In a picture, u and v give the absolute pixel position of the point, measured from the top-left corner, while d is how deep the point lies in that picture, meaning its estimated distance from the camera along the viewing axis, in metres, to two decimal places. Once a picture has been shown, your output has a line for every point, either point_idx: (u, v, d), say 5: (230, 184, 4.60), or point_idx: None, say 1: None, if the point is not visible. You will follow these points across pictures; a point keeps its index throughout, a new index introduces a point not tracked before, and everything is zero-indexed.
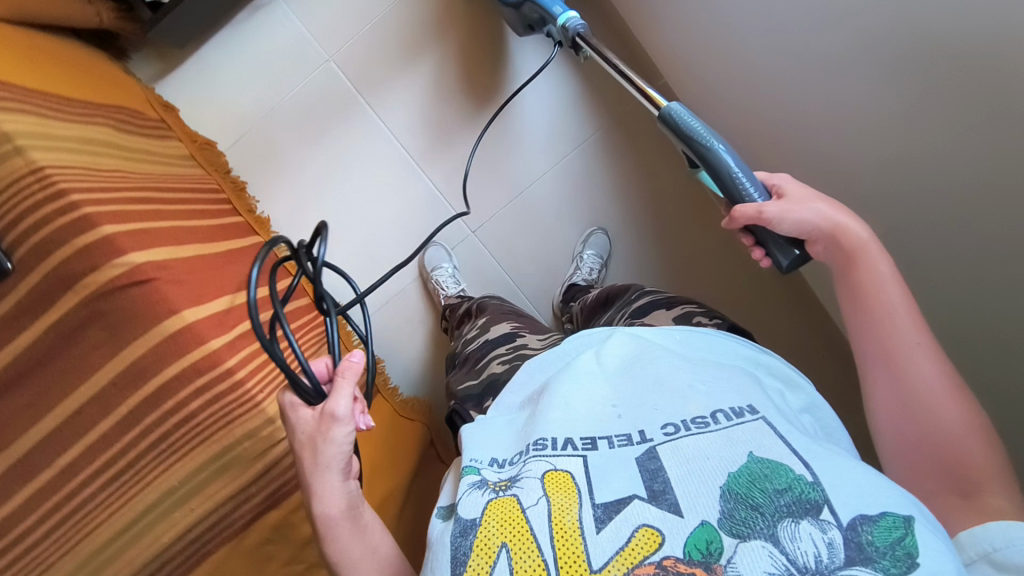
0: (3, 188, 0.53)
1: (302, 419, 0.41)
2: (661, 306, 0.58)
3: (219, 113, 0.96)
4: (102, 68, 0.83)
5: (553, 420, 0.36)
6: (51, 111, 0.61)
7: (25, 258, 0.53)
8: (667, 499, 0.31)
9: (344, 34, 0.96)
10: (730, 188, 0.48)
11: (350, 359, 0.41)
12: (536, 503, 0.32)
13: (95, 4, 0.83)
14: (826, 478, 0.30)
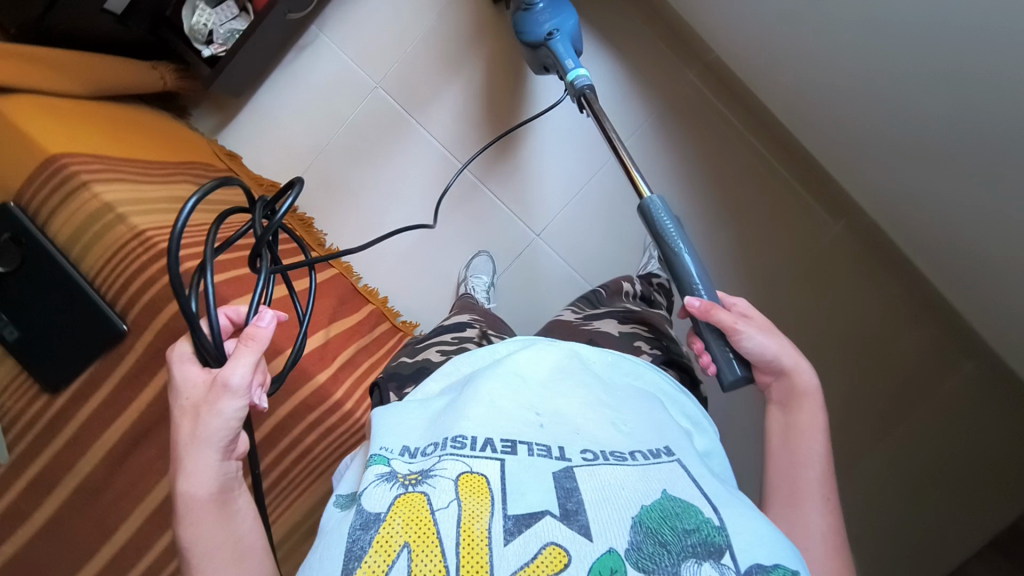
0: (115, 254, 0.72)
1: (193, 384, 0.46)
2: (614, 318, 0.69)
3: (282, 152, 1.15)
4: (176, 129, 1.01)
5: (480, 426, 0.41)
6: (141, 177, 0.82)
7: (136, 319, 0.73)
8: (578, 520, 0.35)
9: (383, 58, 1.14)
10: (687, 289, 0.58)
11: (258, 324, 0.46)
12: (447, 505, 0.35)
13: (158, 69, 0.98)
14: (731, 526, 0.35)
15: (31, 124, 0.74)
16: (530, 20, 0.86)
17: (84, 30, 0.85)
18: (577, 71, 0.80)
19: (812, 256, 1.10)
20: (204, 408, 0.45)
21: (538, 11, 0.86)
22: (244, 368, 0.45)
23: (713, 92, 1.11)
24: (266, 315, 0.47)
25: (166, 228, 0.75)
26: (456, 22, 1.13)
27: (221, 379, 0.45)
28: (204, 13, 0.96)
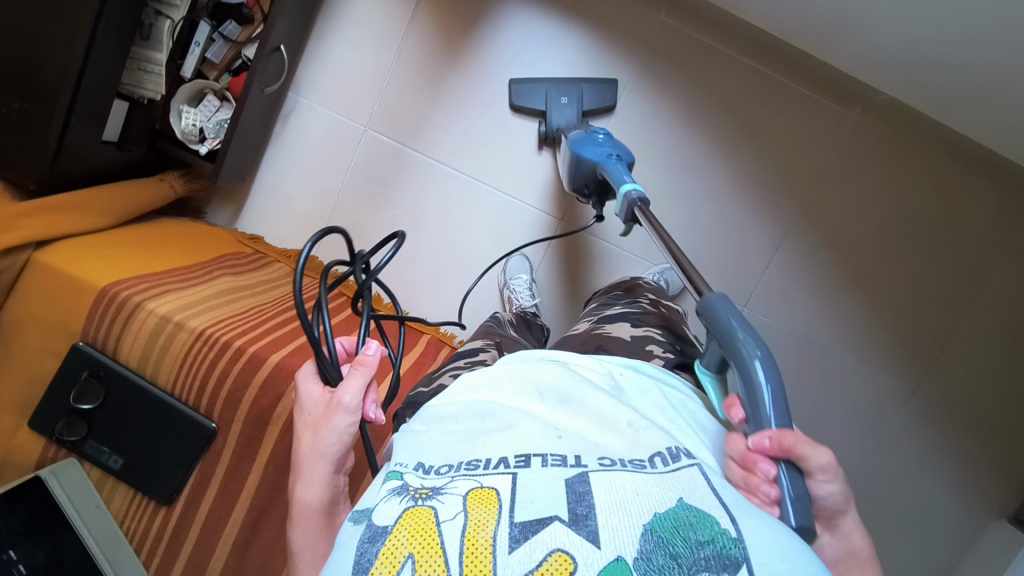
0: (183, 360, 0.77)
1: (315, 401, 0.53)
2: (628, 322, 0.83)
3: (298, 220, 1.19)
4: (199, 230, 1.07)
5: (498, 446, 0.41)
6: (184, 281, 0.86)
7: (221, 415, 0.78)
8: (587, 525, 0.34)
9: (364, 102, 1.15)
10: (760, 406, 0.43)
11: (367, 352, 0.52)
12: (453, 517, 0.35)
13: (166, 179, 1.04)
14: (749, 536, 0.33)
15: (78, 266, 0.78)
16: (592, 143, 0.93)
17: (93, 165, 0.90)
18: (627, 185, 0.80)
19: (835, 145, 1.19)
20: (321, 420, 0.51)
21: (600, 139, 0.94)
22: (354, 389, 0.50)
23: (687, 25, 1.15)
24: (374, 345, 0.52)
25: (223, 323, 0.80)
26: (418, 41, 1.14)
27: (336, 396, 0.51)
28: (189, 114, 1.02)
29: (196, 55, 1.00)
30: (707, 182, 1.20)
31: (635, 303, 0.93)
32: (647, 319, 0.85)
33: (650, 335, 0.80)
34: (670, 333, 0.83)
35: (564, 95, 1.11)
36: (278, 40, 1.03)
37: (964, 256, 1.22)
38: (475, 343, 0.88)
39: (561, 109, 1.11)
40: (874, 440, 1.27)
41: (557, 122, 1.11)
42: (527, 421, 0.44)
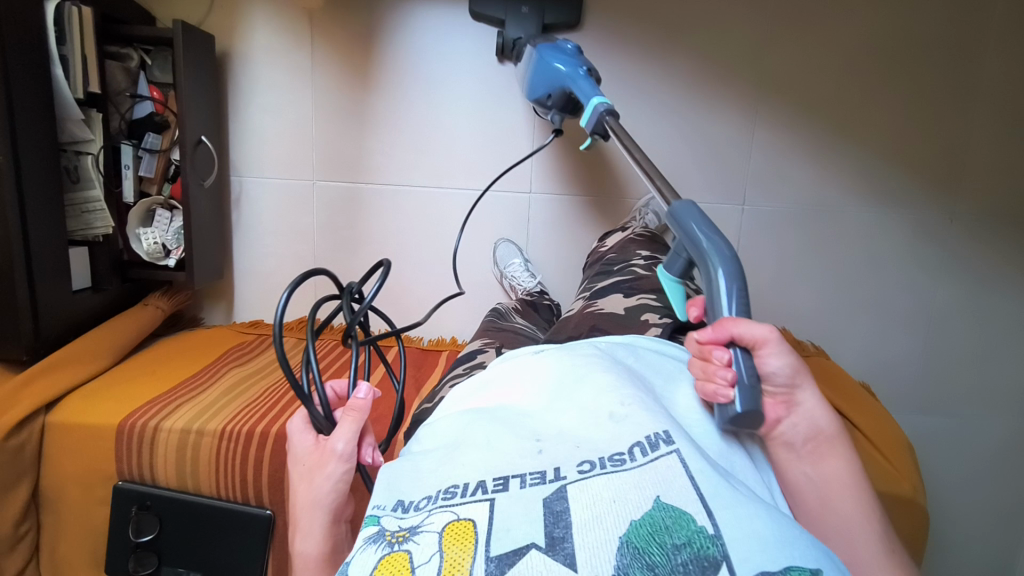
0: (216, 462, 0.78)
1: (306, 449, 0.54)
2: (619, 296, 0.81)
3: (288, 292, 1.20)
4: (197, 337, 1.09)
5: (474, 469, 0.41)
6: (193, 388, 0.87)
7: (273, 501, 0.78)
8: (563, 548, 0.34)
9: (303, 158, 1.15)
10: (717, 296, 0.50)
11: (358, 397, 0.52)
12: (428, 559, 0.36)
13: (151, 302, 1.06)
14: (727, 531, 0.34)
15: (89, 413, 0.79)
16: (559, 51, 0.90)
17: (74, 316, 0.92)
18: (594, 102, 0.79)
19: (770, 10, 1.12)
20: (314, 467, 0.53)
21: (566, 48, 0.90)
22: (347, 435, 0.52)
23: None
24: (366, 388, 0.53)
25: (240, 416, 0.80)
26: (326, 80, 1.13)
27: (330, 442, 0.52)
28: (148, 234, 1.04)
29: (131, 177, 1.02)
30: (658, 96, 1.15)
31: (634, 270, 0.89)
32: (640, 287, 0.83)
33: (645, 303, 0.77)
34: (665, 293, 0.80)
35: (524, 6, 1.06)
36: (197, 132, 1.03)
37: (947, 67, 1.14)
38: (474, 345, 0.86)
39: (519, 23, 1.06)
40: (922, 282, 1.23)
41: (514, 35, 1.06)
42: (507, 436, 0.44)
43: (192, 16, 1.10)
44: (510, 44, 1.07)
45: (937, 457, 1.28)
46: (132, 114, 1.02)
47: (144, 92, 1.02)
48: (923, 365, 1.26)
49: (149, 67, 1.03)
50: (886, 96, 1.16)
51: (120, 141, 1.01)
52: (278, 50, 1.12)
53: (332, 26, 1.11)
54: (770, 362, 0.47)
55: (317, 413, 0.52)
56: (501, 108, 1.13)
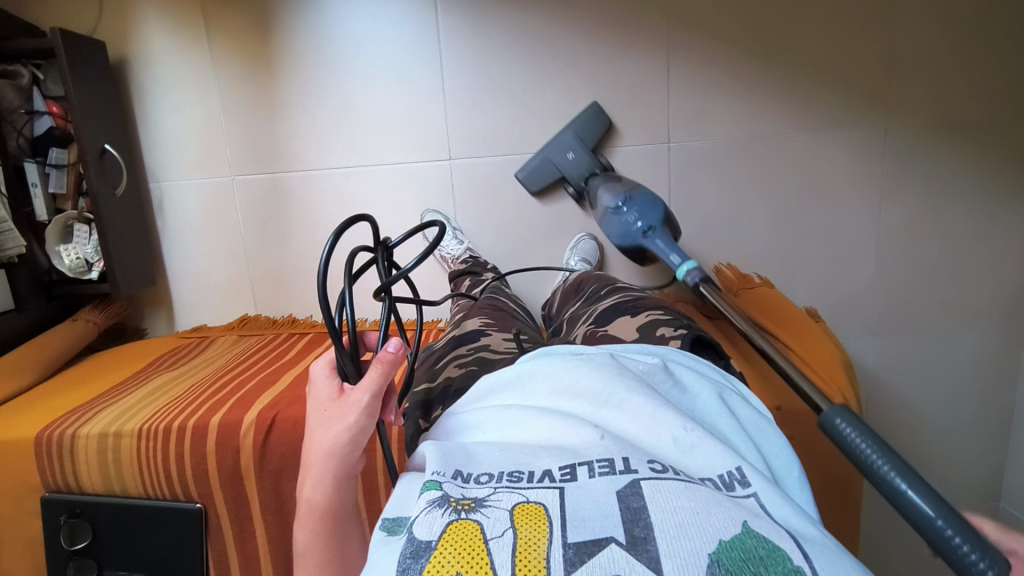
0: (138, 462, 0.78)
1: (324, 395, 0.48)
2: (626, 315, 0.80)
3: (224, 293, 1.20)
4: (135, 348, 1.09)
5: (541, 459, 0.40)
6: (135, 396, 0.86)
7: (201, 495, 0.78)
8: (648, 551, 0.31)
9: (219, 155, 1.14)
10: (945, 551, 0.33)
11: (387, 348, 0.46)
12: (501, 534, 0.33)
13: (80, 317, 1.06)
14: (825, 574, 0.30)
15: (7, 428, 0.80)
16: (623, 224, 0.94)
17: None
18: (684, 266, 0.79)
19: None
20: (334, 417, 0.46)
21: (625, 212, 0.94)
22: (371, 386, 0.45)
23: None
24: (394, 339, 0.46)
25: (157, 415, 0.80)
26: (230, 73, 1.11)
27: (354, 393, 0.46)
28: (68, 250, 1.04)
29: (42, 195, 1.02)
30: (566, 40, 1.11)
31: (628, 292, 0.90)
32: (643, 305, 0.82)
33: (655, 320, 0.75)
34: (670, 310, 0.80)
35: (569, 151, 1.10)
36: (99, 141, 1.01)
37: None
38: (474, 325, 0.87)
39: (573, 165, 1.10)
40: (870, 202, 1.20)
41: (579, 178, 1.10)
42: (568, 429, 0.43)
43: (84, 23, 1.08)
44: (576, 188, 1.11)
45: (898, 376, 1.27)
46: (32, 130, 1.01)
47: (41, 107, 1.01)
48: (877, 286, 1.24)
49: (42, 81, 1.01)
50: (807, 13, 1.12)
51: (23, 160, 1.00)
52: (175, 48, 1.10)
53: (224, 16, 1.08)
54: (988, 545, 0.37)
55: (345, 356, 0.47)
56: (405, 77, 1.11)
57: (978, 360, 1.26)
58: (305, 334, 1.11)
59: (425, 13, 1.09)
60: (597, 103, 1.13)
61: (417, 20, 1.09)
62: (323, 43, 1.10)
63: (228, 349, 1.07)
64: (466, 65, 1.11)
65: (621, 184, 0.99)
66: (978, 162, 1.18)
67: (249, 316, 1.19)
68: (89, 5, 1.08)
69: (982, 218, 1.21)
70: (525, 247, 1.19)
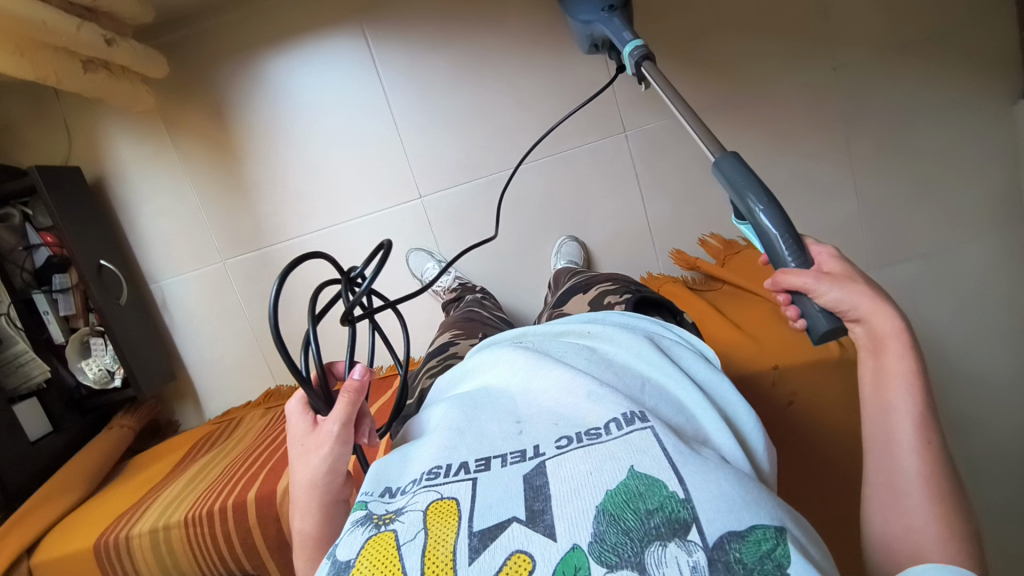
0: (191, 548, 0.83)
1: (299, 430, 0.51)
2: (580, 293, 0.81)
3: (243, 370, 1.25)
4: (169, 443, 1.14)
5: (459, 451, 0.41)
6: (178, 488, 0.91)
7: (257, 566, 0.83)
8: (545, 521, 0.35)
9: (206, 245, 1.19)
10: (774, 251, 0.49)
11: (352, 376, 0.48)
12: (414, 536, 0.36)
13: (115, 424, 1.12)
14: (697, 494, 0.34)
15: (66, 544, 0.85)
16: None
17: (42, 463, 0.99)
18: (632, 44, 0.75)
19: None
20: (311, 450, 0.49)
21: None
22: (340, 415, 0.48)
23: None
24: (359, 366, 0.49)
25: (198, 502, 0.84)
26: (195, 166, 1.17)
27: (327, 425, 0.49)
28: (89, 363, 1.10)
29: (55, 320, 1.09)
30: (505, 56, 1.14)
31: (585, 272, 0.91)
32: (595, 281, 0.84)
33: (604, 290, 0.78)
34: (619, 279, 0.81)
35: None
36: (95, 259, 1.08)
37: None
38: (443, 340, 0.91)
39: None
40: (834, 140, 1.21)
41: None
42: (488, 415, 0.45)
43: (57, 154, 1.15)
44: None
45: (908, 302, 1.25)
46: (34, 263, 1.07)
47: (37, 240, 1.07)
48: (862, 220, 1.23)
49: (33, 216, 1.08)
50: None
51: (31, 292, 1.07)
52: (143, 156, 1.16)
53: (180, 117, 1.15)
54: (825, 294, 0.45)
55: (315, 393, 0.50)
56: (360, 130, 1.16)
57: (983, 269, 1.24)
58: None
59: (364, 65, 1.14)
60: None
61: (357, 74, 1.14)
62: (276, 118, 1.15)
63: (254, 425, 1.12)
64: (415, 105, 1.15)
65: None
66: (928, 77, 1.19)
67: (272, 388, 1.23)
68: (60, 137, 1.15)
69: (945, 130, 1.21)
70: (511, 262, 1.21)
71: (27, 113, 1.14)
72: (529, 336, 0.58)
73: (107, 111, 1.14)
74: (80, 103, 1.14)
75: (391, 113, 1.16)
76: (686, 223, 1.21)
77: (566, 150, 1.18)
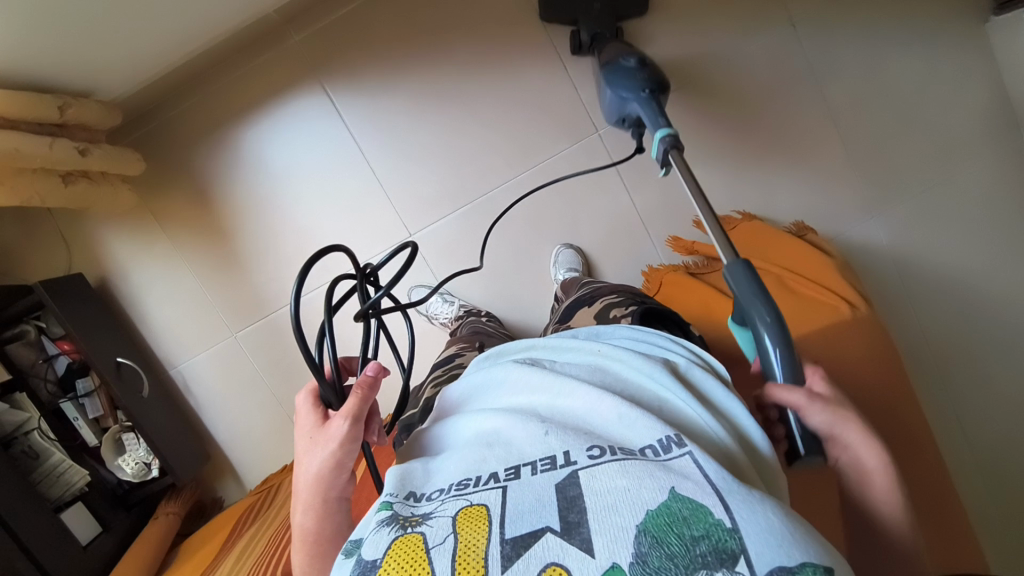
0: None
1: (306, 418, 0.51)
2: (586, 306, 0.81)
3: (273, 436, 1.27)
4: (222, 516, 1.18)
5: (488, 462, 0.41)
6: (228, 564, 0.93)
7: None
8: (580, 534, 0.33)
9: (214, 321, 1.22)
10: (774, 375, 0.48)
11: (366, 372, 0.50)
12: (443, 540, 0.35)
13: (160, 512, 1.15)
14: (744, 524, 0.32)
15: None
16: (620, 72, 0.87)
17: (98, 564, 1.02)
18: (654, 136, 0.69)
19: None
20: (317, 443, 0.49)
21: (625, 66, 0.87)
22: (346, 410, 0.49)
23: (319, 22, 1.12)
24: (373, 364, 0.51)
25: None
26: (189, 247, 1.19)
27: (335, 419, 0.49)
28: (126, 459, 1.13)
29: (85, 423, 1.11)
30: (465, 84, 1.15)
31: (594, 283, 0.90)
32: (600, 292, 0.83)
33: (608, 303, 0.77)
34: (625, 291, 0.80)
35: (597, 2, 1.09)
36: (112, 358, 1.11)
37: None
38: (449, 352, 0.93)
39: (595, 22, 1.09)
40: (808, 96, 1.19)
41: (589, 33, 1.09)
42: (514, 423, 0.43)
43: (59, 264, 1.19)
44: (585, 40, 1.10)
45: (924, 239, 1.21)
46: (56, 372, 1.11)
47: (54, 350, 1.10)
48: (855, 167, 1.20)
49: (46, 328, 1.11)
50: None
51: (58, 402, 1.10)
52: (139, 250, 1.19)
53: (166, 205, 1.17)
54: (813, 415, 0.47)
55: (327, 386, 0.51)
56: (339, 183, 1.18)
57: (991, 193, 1.20)
58: None
59: (331, 121, 1.16)
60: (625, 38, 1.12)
61: (327, 129, 1.16)
62: (257, 186, 1.17)
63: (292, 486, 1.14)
64: (386, 150, 1.17)
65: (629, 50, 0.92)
66: (889, 12, 1.17)
67: None
68: (58, 249, 1.18)
69: (919, 59, 1.18)
70: (512, 280, 1.21)
71: (24, 233, 1.18)
72: (541, 346, 0.56)
73: (97, 215, 1.18)
74: (70, 214, 1.18)
75: (364, 161, 1.17)
76: (677, 207, 1.20)
77: (544, 159, 1.18)
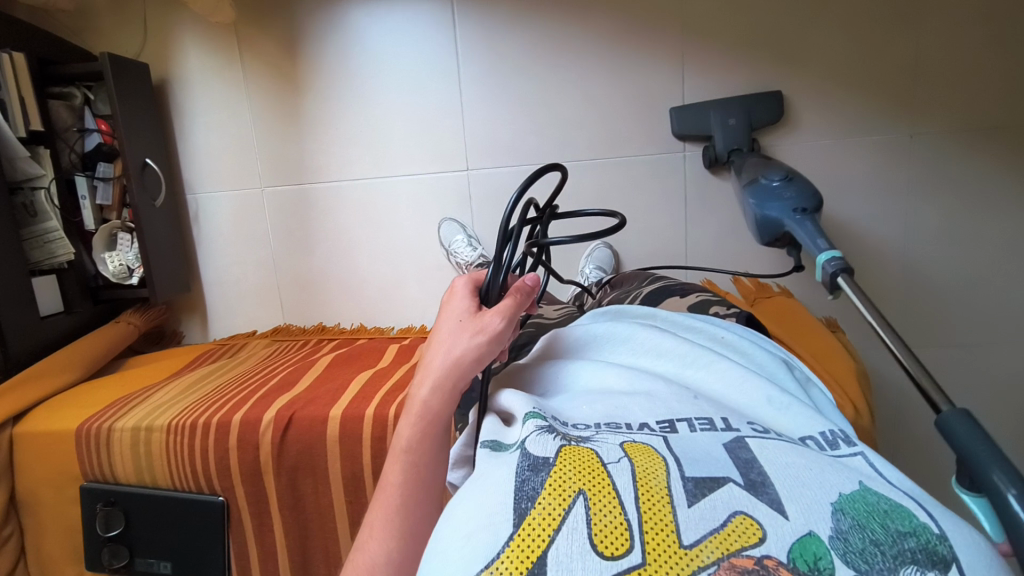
0: (169, 456, 0.83)
1: (460, 306, 0.50)
2: (677, 295, 0.80)
3: (252, 298, 1.26)
4: (176, 351, 1.16)
5: (634, 411, 0.41)
6: (173, 395, 0.92)
7: (223, 488, 0.83)
8: (767, 492, 0.32)
9: (251, 168, 1.20)
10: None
11: (526, 279, 0.50)
12: (618, 461, 0.35)
13: (123, 319, 1.14)
14: (954, 533, 0.30)
15: (54, 421, 0.87)
16: (770, 194, 0.88)
17: (48, 339, 1.01)
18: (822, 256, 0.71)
19: None
20: (467, 328, 0.48)
21: (776, 187, 0.88)
22: (505, 310, 0.48)
23: None
24: (535, 276, 0.51)
25: (183, 413, 0.85)
26: (258, 90, 1.18)
27: (491, 314, 0.48)
28: (113, 256, 1.12)
29: (91, 207, 1.10)
30: (582, 50, 1.12)
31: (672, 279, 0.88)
32: (693, 289, 0.82)
33: (705, 298, 0.76)
34: None
35: None
36: (142, 156, 1.09)
37: None
38: None
39: None
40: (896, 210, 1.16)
41: None
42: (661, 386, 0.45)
43: (130, 47, 1.17)
44: None
45: None
46: (83, 147, 1.10)
47: (91, 125, 1.09)
48: None
49: (93, 101, 1.10)
50: (836, 20, 1.07)
51: (75, 173, 1.09)
52: (212, 68, 1.17)
53: (256, 39, 1.15)
54: None
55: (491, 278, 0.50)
56: (423, 92, 1.16)
57: None
58: (331, 341, 1.18)
59: (441, 30, 1.13)
60: (778, 93, 1.09)
61: (435, 37, 1.14)
62: (346, 61, 1.15)
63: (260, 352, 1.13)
64: (479, 81, 1.15)
65: (779, 163, 0.93)
66: None
67: (281, 325, 1.25)
68: (134, 32, 1.17)
69: None
70: None
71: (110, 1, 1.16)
72: (660, 318, 0.59)
73: (186, 17, 1.15)
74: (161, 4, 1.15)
75: (453, 83, 1.15)
76: (728, 256, 1.18)
77: (624, 154, 1.16)
